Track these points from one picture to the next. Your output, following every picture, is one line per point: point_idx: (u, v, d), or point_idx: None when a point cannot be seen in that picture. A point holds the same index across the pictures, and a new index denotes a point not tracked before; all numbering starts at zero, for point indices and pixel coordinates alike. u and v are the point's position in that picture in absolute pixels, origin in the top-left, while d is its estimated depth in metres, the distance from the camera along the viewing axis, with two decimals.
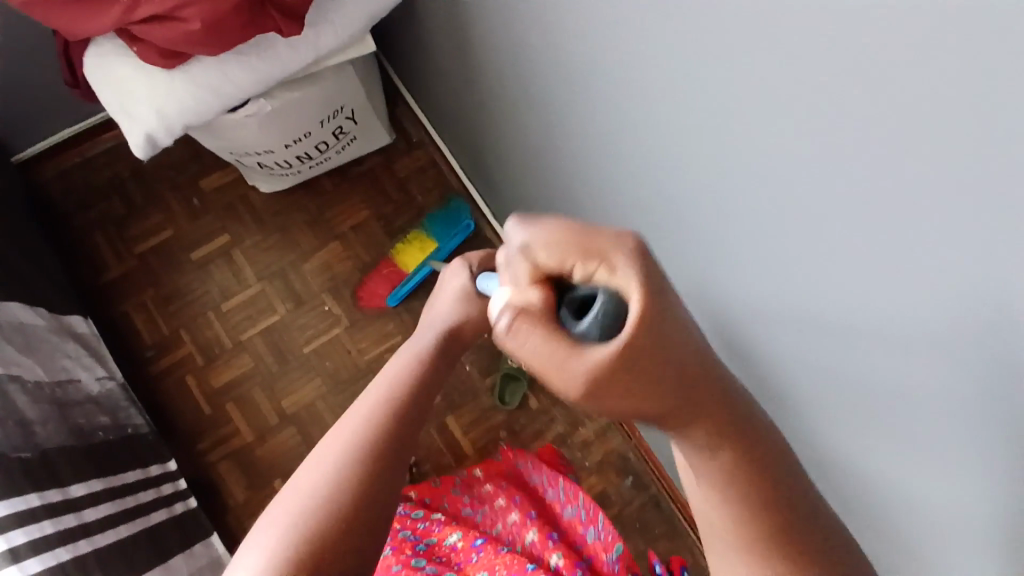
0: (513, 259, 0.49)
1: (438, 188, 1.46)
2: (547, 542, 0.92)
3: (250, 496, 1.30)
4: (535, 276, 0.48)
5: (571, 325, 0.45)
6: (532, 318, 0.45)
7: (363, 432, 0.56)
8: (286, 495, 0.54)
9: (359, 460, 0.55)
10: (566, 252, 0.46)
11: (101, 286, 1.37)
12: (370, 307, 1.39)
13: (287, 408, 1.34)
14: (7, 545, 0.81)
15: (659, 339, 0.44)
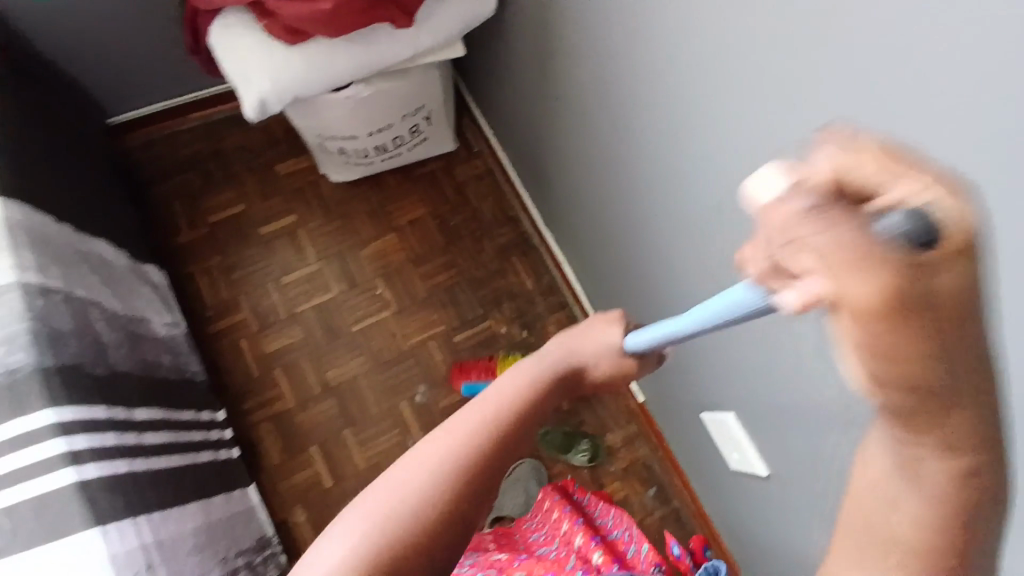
0: (811, 158, 0.29)
1: (492, 195, 1.58)
2: (591, 544, 0.94)
3: (286, 460, 1.37)
4: (826, 174, 0.29)
5: (875, 230, 0.25)
6: (830, 216, 0.26)
7: (466, 449, 0.54)
8: (384, 483, 0.52)
9: (472, 458, 0.54)
10: (886, 156, 0.28)
11: (173, 250, 1.49)
12: (419, 297, 1.49)
13: (330, 380, 1.42)
14: (68, 448, 0.86)
15: (952, 333, 0.27)
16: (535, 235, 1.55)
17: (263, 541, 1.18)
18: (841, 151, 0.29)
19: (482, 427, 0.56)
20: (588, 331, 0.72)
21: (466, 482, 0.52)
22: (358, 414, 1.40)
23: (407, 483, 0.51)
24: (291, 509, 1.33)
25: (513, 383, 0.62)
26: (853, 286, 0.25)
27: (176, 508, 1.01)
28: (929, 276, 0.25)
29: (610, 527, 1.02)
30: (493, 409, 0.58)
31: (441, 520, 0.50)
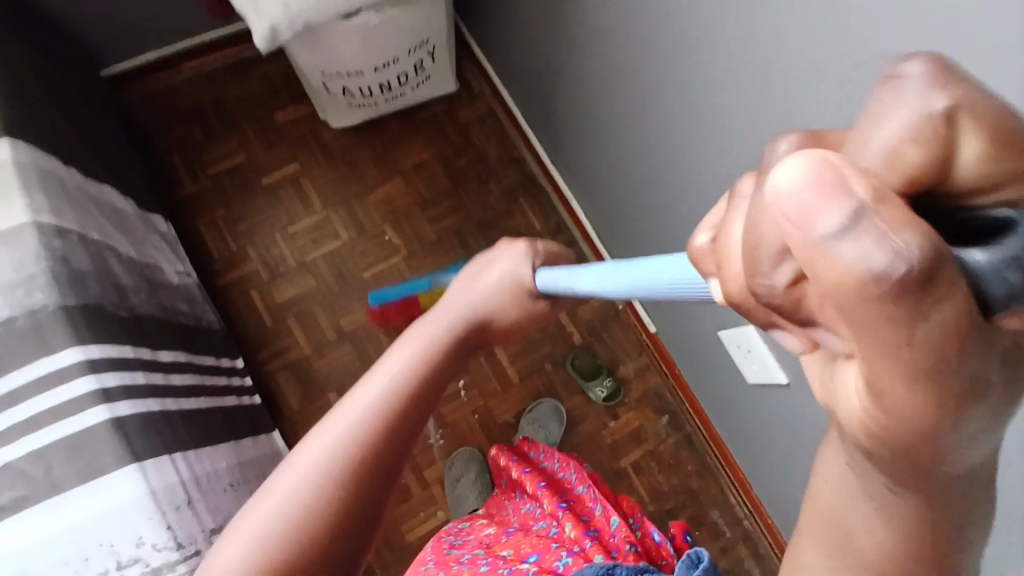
0: (877, 132, 0.24)
1: (496, 136, 1.56)
2: (560, 512, 0.93)
3: (306, 406, 1.37)
4: (913, 163, 0.23)
5: (955, 258, 0.21)
6: (923, 235, 0.20)
7: (353, 439, 0.52)
8: (294, 464, 0.52)
9: (363, 448, 0.52)
10: (983, 130, 0.23)
11: (177, 204, 1.46)
12: (428, 240, 1.48)
13: (345, 326, 1.42)
14: (99, 386, 0.85)
15: (993, 387, 0.24)
16: (542, 174, 1.54)
17: None
18: (921, 105, 0.24)
19: (386, 388, 0.56)
20: (492, 282, 0.74)
21: (375, 442, 0.53)
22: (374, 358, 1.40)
23: (316, 460, 0.51)
24: None
25: (402, 354, 0.60)
26: (909, 340, 0.21)
27: (209, 447, 1.00)
28: (1005, 330, 0.22)
29: (572, 481, 1.03)
30: (394, 366, 0.59)
31: (346, 502, 0.50)
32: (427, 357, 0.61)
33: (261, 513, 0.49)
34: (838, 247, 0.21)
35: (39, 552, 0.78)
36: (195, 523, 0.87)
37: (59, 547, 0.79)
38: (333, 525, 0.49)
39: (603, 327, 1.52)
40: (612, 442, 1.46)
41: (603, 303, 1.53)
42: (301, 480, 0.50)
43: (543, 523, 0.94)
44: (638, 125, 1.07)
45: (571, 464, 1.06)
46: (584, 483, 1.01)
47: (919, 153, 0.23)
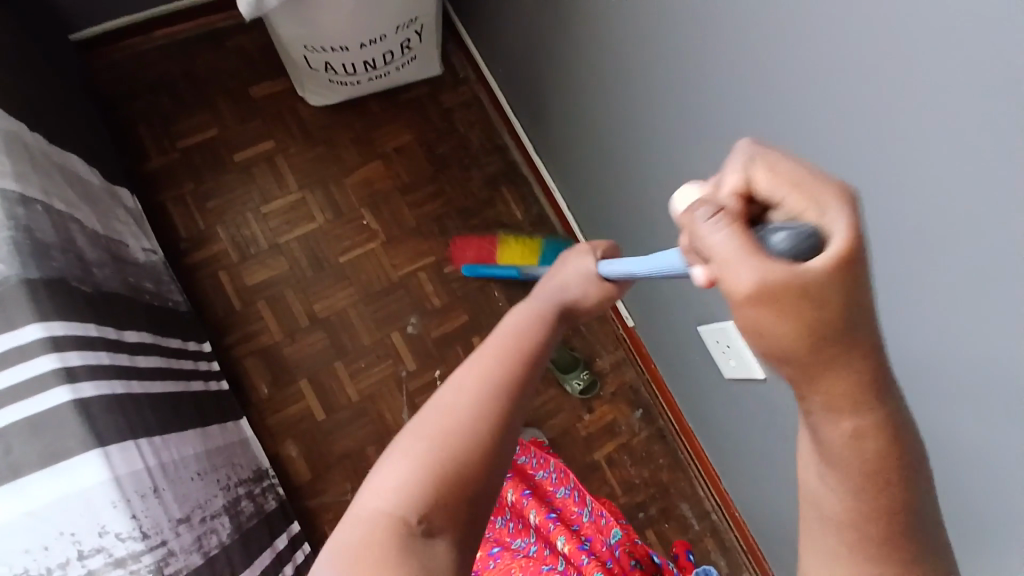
0: (733, 162, 0.46)
1: (480, 124, 1.54)
2: (550, 524, 0.94)
3: (275, 393, 1.33)
4: (754, 183, 0.44)
5: (757, 236, 0.39)
6: (727, 224, 0.39)
7: (490, 381, 0.57)
8: (429, 411, 0.55)
9: (499, 392, 0.56)
10: (790, 171, 0.43)
11: (142, 177, 1.38)
12: (407, 226, 1.46)
13: (318, 312, 1.38)
14: (62, 364, 0.80)
15: (863, 314, 0.39)
16: (526, 165, 1.54)
17: (259, 472, 1.14)
18: (760, 150, 0.45)
19: (498, 349, 0.61)
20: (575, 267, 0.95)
21: (504, 388, 0.56)
22: (348, 344, 1.38)
23: (451, 407, 0.54)
24: (283, 440, 1.31)
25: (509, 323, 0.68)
26: (737, 272, 0.38)
27: (176, 434, 0.96)
28: (831, 280, 0.38)
29: (553, 485, 1.01)
30: (500, 334, 0.64)
31: (492, 433, 0.53)
32: (526, 325, 0.67)
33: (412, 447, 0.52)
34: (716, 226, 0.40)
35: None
36: (160, 512, 0.83)
37: (19, 535, 0.73)
38: (478, 460, 0.52)
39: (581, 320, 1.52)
40: (587, 435, 1.47)
41: None
42: (435, 429, 0.53)
43: (531, 539, 0.94)
44: (628, 117, 1.07)
45: (551, 465, 1.04)
46: (566, 486, 1.01)
47: (767, 178, 0.44)
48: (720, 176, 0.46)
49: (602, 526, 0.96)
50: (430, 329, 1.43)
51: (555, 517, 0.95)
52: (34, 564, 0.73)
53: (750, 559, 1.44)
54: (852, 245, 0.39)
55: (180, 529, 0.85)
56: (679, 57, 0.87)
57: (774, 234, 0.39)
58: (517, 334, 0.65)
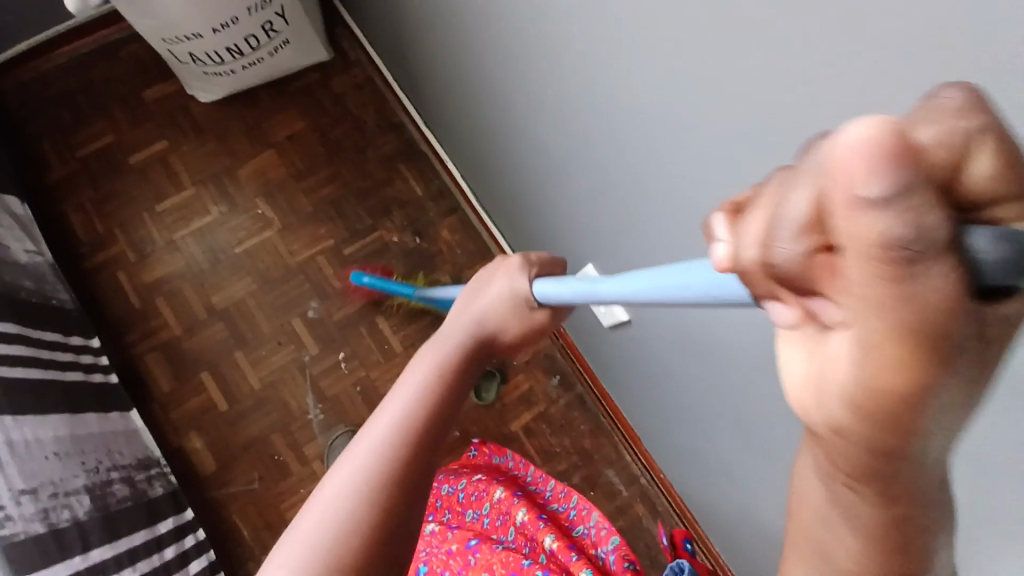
0: (932, 106, 0.21)
1: (374, 104, 1.53)
2: (539, 523, 0.93)
3: (177, 387, 1.33)
4: (977, 156, 0.20)
5: (968, 305, 0.18)
6: (940, 287, 0.18)
7: (369, 482, 0.52)
8: (304, 523, 0.51)
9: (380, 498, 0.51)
10: (1011, 153, 0.20)
11: (42, 188, 1.41)
12: (304, 212, 1.46)
13: (217, 303, 1.38)
14: None
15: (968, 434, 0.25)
16: (421, 139, 1.52)
17: (147, 461, 1.15)
18: (976, 102, 0.21)
19: (385, 444, 0.55)
20: (503, 289, 0.79)
21: (389, 487, 0.52)
22: (249, 333, 1.38)
23: (324, 517, 0.50)
24: (187, 433, 1.31)
25: (405, 395, 0.61)
26: (889, 375, 0.19)
27: (35, 415, 0.97)
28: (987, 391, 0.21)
29: (547, 497, 1.03)
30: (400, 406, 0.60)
31: (367, 549, 0.48)
32: (432, 391, 0.62)
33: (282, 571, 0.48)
34: (936, 226, 0.18)
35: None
36: None
37: None
38: None
39: None
40: (502, 404, 1.46)
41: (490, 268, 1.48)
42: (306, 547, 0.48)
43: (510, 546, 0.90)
44: (479, 65, 1.06)
45: (550, 483, 1.06)
46: (563, 502, 1.01)
47: (987, 164, 0.20)
48: (907, 113, 0.21)
49: (595, 536, 0.94)
50: (334, 312, 1.42)
51: (546, 517, 0.94)
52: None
53: (681, 518, 1.39)
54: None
55: (23, 501, 0.88)
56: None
57: (986, 227, 0.18)
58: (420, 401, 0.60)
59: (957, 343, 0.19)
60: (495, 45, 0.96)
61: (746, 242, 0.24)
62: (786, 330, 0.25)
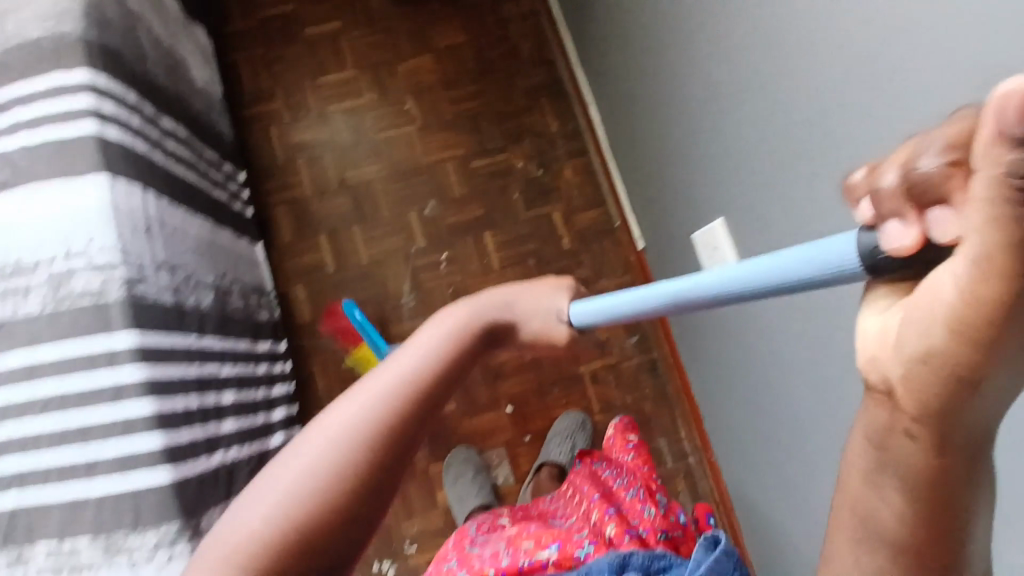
0: None
1: (533, 36, 1.59)
2: (604, 516, 0.86)
3: (296, 241, 1.44)
4: None
5: None
6: None
7: (342, 462, 0.44)
8: (259, 496, 0.43)
9: (347, 485, 0.43)
10: None
11: (224, 36, 1.54)
12: (444, 118, 1.54)
13: (348, 178, 1.48)
14: (96, 103, 0.92)
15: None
16: (568, 80, 1.56)
17: (260, 290, 1.24)
18: None
19: (370, 418, 0.46)
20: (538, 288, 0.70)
21: (364, 473, 0.44)
22: (370, 212, 1.47)
23: (280, 494, 0.42)
24: (292, 283, 1.43)
25: (410, 364, 0.51)
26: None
27: (186, 211, 1.04)
28: None
29: (625, 488, 0.94)
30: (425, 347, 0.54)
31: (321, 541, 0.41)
32: (439, 367, 0.52)
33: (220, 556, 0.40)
34: None
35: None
36: (147, 247, 0.91)
37: (21, 226, 0.86)
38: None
39: (593, 237, 1.51)
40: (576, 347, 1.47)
41: (601, 216, 1.52)
42: (256, 526, 0.41)
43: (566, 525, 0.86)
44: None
45: (627, 474, 0.98)
46: (636, 489, 0.93)
47: None
48: None
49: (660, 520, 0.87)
50: (448, 217, 1.50)
51: (613, 512, 0.86)
52: (29, 253, 0.85)
53: (718, 506, 1.37)
54: None
55: (160, 272, 0.92)
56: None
57: None
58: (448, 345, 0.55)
59: None
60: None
61: (925, 161, 0.28)
62: (901, 246, 0.31)
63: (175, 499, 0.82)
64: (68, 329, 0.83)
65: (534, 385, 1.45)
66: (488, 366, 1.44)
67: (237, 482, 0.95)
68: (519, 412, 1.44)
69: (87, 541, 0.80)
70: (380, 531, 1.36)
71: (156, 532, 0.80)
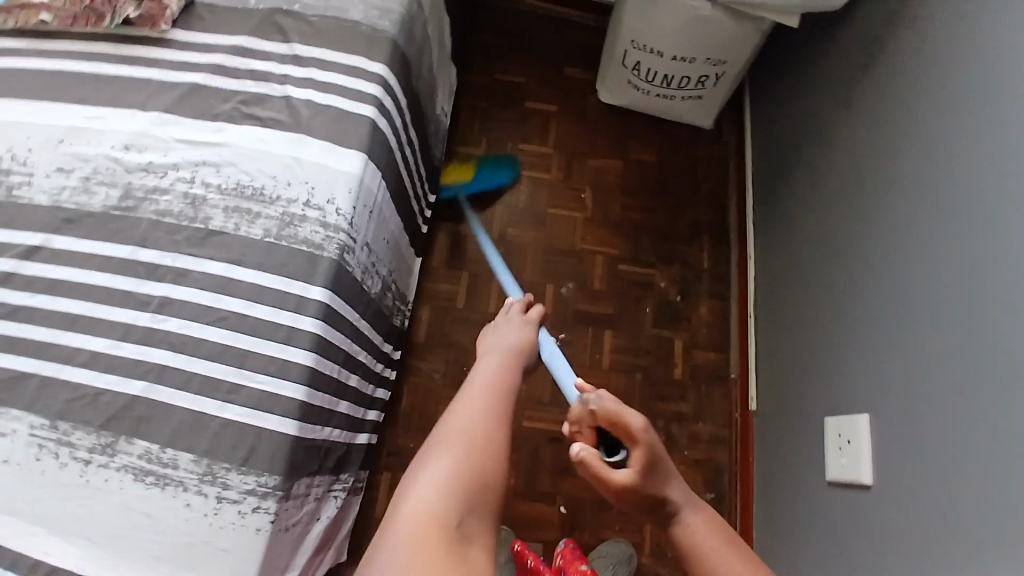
0: None
1: (717, 181, 1.70)
2: None
3: (441, 268, 1.55)
4: None
5: None
6: None
7: (479, 442, 0.70)
8: (423, 476, 0.66)
9: (487, 453, 0.70)
10: None
11: (458, 80, 1.74)
12: (611, 218, 1.64)
13: (508, 234, 1.59)
14: (380, 96, 1.05)
15: None
16: (735, 230, 1.64)
17: (404, 297, 1.32)
18: None
19: (481, 420, 0.73)
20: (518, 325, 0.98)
21: (494, 448, 0.71)
22: (514, 270, 1.56)
23: (448, 464, 0.67)
24: (421, 303, 1.51)
25: (480, 393, 0.78)
26: None
27: (394, 207, 1.15)
28: None
29: None
30: (462, 423, 0.72)
31: (484, 480, 0.67)
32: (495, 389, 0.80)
33: (429, 495, 0.64)
34: None
35: (262, 153, 1.00)
36: (363, 225, 1.01)
37: (273, 164, 0.99)
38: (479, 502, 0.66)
39: (706, 379, 1.51)
40: None
41: (720, 363, 1.52)
42: (439, 481, 0.66)
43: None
44: (879, 196, 1.11)
45: None
46: None
47: None
48: None
49: None
50: (579, 304, 1.56)
51: None
52: (276, 186, 0.98)
53: None
54: None
55: (364, 251, 1.02)
56: (963, 147, 0.93)
57: None
58: (483, 417, 0.73)
59: None
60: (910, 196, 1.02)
61: None
62: None
63: (289, 454, 0.86)
64: (273, 265, 0.93)
65: (595, 496, 1.40)
66: (560, 458, 1.42)
67: (326, 461, 0.99)
68: (571, 516, 1.39)
69: (188, 458, 0.84)
70: None
71: (256, 478, 0.84)
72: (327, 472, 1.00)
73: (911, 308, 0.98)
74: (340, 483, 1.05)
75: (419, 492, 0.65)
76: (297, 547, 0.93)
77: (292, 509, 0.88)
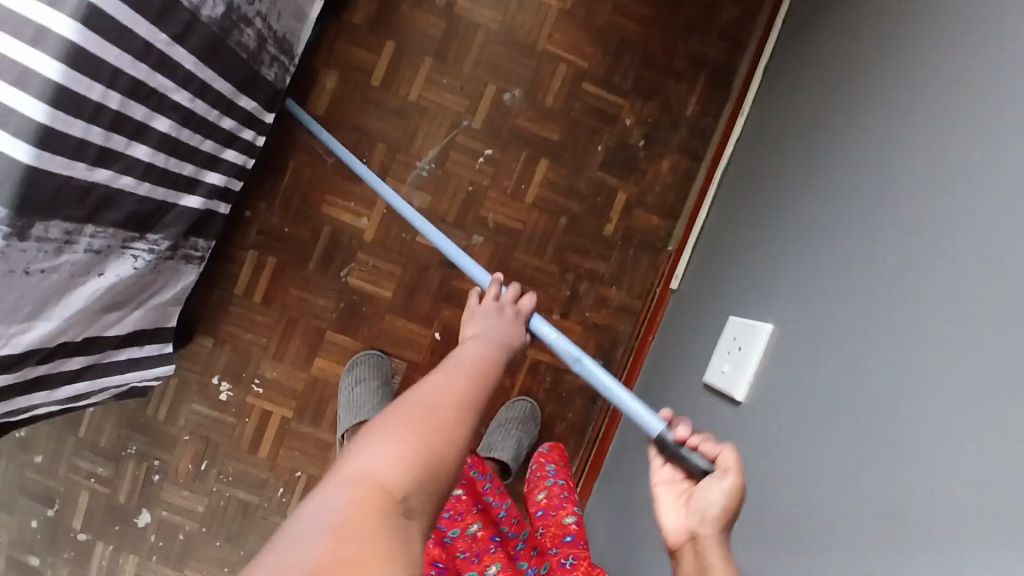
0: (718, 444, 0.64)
1: (743, 5, 1.30)
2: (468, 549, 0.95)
3: (364, 29, 1.23)
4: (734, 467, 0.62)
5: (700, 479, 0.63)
6: (716, 493, 0.61)
7: (438, 412, 0.59)
8: (377, 437, 0.56)
9: (442, 430, 0.58)
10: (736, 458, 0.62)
11: None
12: (593, 18, 1.27)
13: (457, 6, 1.25)
14: None
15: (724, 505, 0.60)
16: (742, 76, 1.28)
17: (286, 46, 1.05)
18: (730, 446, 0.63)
19: (444, 396, 0.62)
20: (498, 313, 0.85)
21: (453, 428, 0.59)
22: (452, 55, 1.25)
23: (401, 432, 0.56)
24: (328, 67, 1.23)
25: (454, 374, 0.66)
26: (710, 500, 0.61)
27: None
28: (722, 504, 0.60)
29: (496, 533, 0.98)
30: (430, 401, 0.61)
31: (442, 457, 0.57)
32: (466, 375, 0.67)
33: (373, 458, 0.54)
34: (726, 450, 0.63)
35: None
36: None
37: None
38: (430, 479, 0.55)
39: (637, 245, 1.29)
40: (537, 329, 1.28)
41: (661, 229, 1.30)
42: (387, 449, 0.55)
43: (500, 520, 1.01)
44: (898, 43, 0.78)
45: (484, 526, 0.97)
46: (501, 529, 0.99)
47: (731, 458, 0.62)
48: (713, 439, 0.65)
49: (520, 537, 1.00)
50: (519, 118, 1.27)
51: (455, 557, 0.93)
52: None
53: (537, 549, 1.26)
54: (727, 502, 0.60)
55: None
56: None
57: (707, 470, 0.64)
58: (444, 398, 0.61)
59: (712, 491, 0.61)
60: (928, 56, 0.71)
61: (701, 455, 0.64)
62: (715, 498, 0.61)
63: (17, 184, 0.67)
64: None
65: None
66: (447, 285, 1.26)
67: (114, 213, 0.84)
68: (443, 345, 1.27)
69: None
70: (244, 348, 1.25)
71: None
72: (111, 225, 0.84)
73: (872, 216, 0.72)
74: (140, 242, 0.92)
75: (352, 480, 0.52)
76: (60, 298, 0.80)
77: (36, 253, 0.73)
